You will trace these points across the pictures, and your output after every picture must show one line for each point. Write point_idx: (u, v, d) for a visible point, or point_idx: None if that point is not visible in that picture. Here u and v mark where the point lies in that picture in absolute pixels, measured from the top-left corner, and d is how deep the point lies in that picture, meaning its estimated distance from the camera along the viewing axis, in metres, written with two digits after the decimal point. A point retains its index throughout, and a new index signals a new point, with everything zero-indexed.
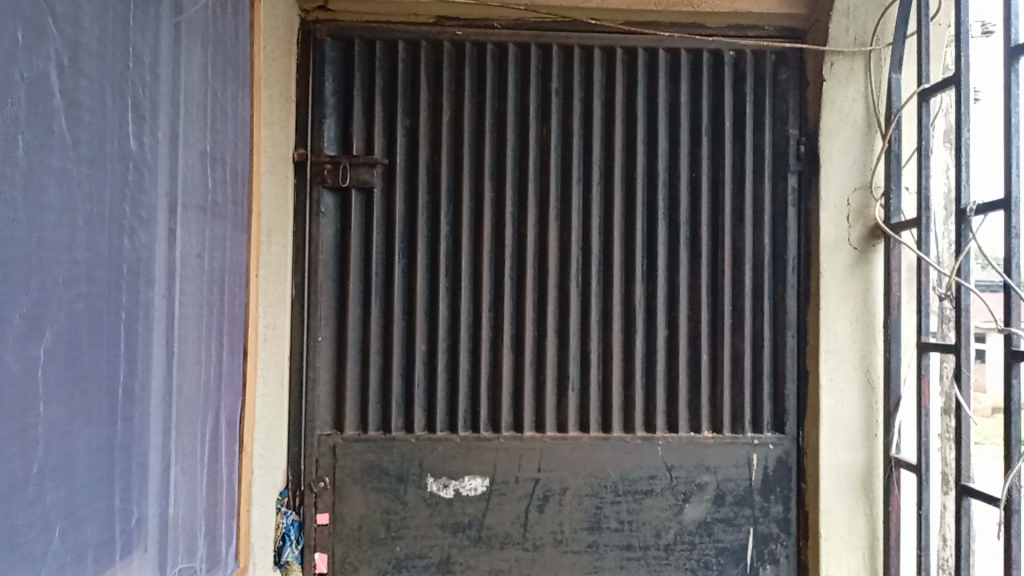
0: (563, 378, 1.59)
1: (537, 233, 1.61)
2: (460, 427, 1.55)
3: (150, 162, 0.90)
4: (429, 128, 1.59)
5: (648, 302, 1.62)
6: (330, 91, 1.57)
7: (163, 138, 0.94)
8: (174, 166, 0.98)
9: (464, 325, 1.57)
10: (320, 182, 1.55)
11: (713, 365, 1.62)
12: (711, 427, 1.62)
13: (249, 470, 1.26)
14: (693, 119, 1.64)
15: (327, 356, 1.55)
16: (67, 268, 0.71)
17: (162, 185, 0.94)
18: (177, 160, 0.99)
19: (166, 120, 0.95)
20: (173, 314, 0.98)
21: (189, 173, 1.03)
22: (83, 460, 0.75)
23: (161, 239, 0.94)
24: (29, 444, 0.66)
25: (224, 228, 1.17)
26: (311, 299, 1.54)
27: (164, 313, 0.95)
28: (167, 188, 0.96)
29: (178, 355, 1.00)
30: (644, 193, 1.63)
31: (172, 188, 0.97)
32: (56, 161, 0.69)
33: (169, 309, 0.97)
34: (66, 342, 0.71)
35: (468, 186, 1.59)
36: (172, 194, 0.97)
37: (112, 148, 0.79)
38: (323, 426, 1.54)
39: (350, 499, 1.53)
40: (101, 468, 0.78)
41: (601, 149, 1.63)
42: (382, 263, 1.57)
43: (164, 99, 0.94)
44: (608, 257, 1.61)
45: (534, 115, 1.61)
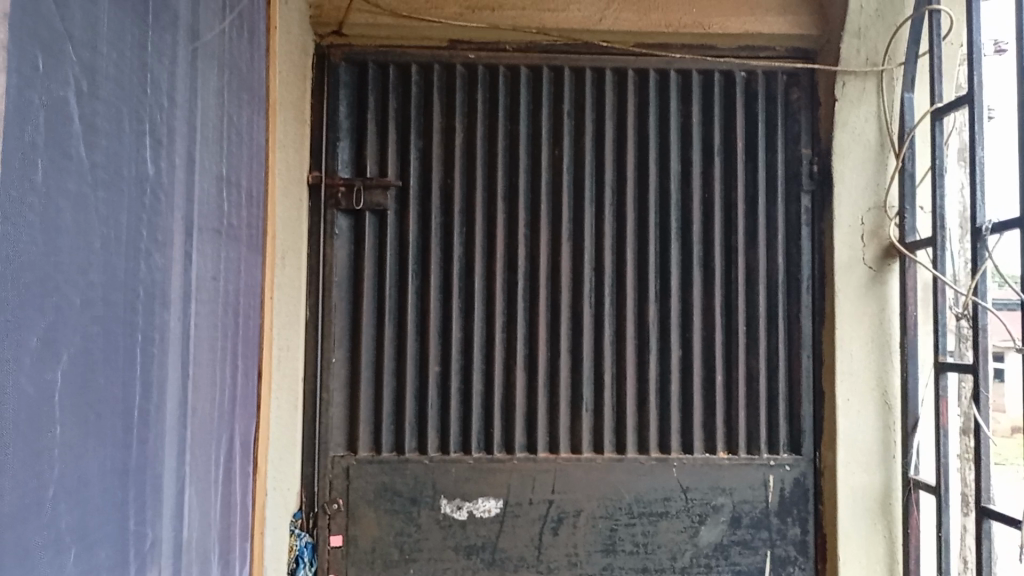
0: (576, 399, 1.58)
1: (550, 253, 1.61)
2: (473, 449, 1.55)
3: (166, 185, 0.91)
4: (442, 150, 1.60)
5: (662, 322, 1.62)
6: (344, 115, 1.59)
7: (179, 162, 0.95)
8: (190, 189, 0.99)
9: (477, 345, 1.57)
10: (334, 205, 1.56)
11: (727, 385, 1.61)
12: (726, 449, 1.60)
13: (262, 492, 1.26)
14: (704, 139, 1.65)
15: (340, 378, 1.55)
16: (83, 291, 0.72)
17: (178, 208, 0.95)
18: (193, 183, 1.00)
19: (182, 144, 0.96)
20: (188, 335, 0.99)
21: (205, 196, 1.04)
22: (98, 483, 0.75)
23: (177, 261, 0.95)
24: (45, 467, 0.66)
25: (239, 250, 1.17)
26: (325, 321, 1.55)
27: (179, 335, 0.96)
28: (182, 212, 0.97)
29: (192, 377, 1.00)
30: (656, 213, 1.63)
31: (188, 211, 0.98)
32: (73, 185, 0.70)
33: (184, 331, 0.97)
34: (81, 365, 0.72)
35: (480, 207, 1.60)
36: (188, 217, 0.98)
37: (129, 172, 0.80)
38: (336, 447, 1.53)
39: (364, 521, 1.53)
40: (116, 490, 0.79)
41: (614, 170, 1.63)
42: (396, 285, 1.57)
43: (181, 123, 0.95)
44: (621, 278, 1.61)
45: (546, 136, 1.62)
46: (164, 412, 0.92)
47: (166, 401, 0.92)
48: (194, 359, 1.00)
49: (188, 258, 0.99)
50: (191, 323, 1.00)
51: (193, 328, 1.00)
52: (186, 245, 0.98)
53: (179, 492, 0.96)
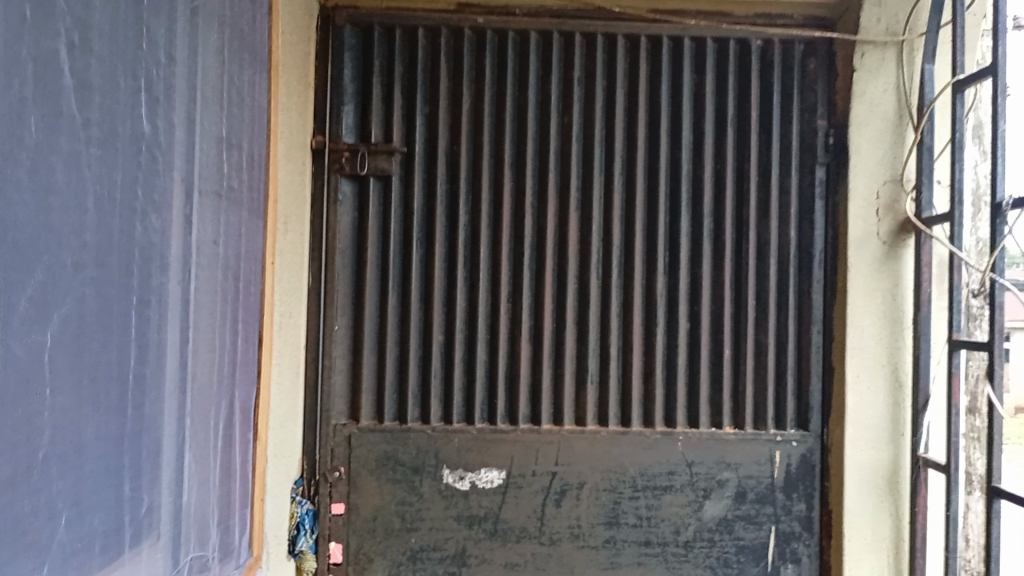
0: (582, 373, 1.56)
1: (558, 222, 1.58)
2: (477, 419, 1.53)
3: (165, 146, 0.89)
4: (449, 116, 1.56)
5: (670, 295, 1.59)
6: (349, 78, 1.55)
7: (177, 122, 0.92)
8: (190, 149, 0.97)
9: (482, 315, 1.55)
10: (337, 170, 1.53)
11: (734, 361, 1.59)
12: (733, 424, 1.59)
13: (264, 459, 1.25)
14: (717, 109, 1.61)
15: (343, 346, 1.53)
16: (75, 251, 0.70)
17: (177, 170, 0.93)
18: (193, 145, 0.98)
19: (181, 104, 0.93)
20: (185, 300, 0.97)
21: (203, 158, 1.01)
22: (91, 444, 0.73)
23: (174, 224, 0.93)
24: (37, 429, 0.65)
25: (240, 215, 1.15)
26: (327, 289, 1.52)
27: (176, 299, 0.94)
28: (181, 174, 0.95)
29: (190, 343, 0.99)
30: (667, 184, 1.60)
31: (186, 171, 0.96)
32: (64, 142, 0.67)
33: (180, 295, 0.96)
34: (75, 325, 0.70)
35: (487, 175, 1.57)
36: (187, 180, 0.96)
37: (124, 128, 0.77)
38: (339, 416, 1.52)
39: (365, 490, 1.51)
40: (110, 452, 0.77)
41: (624, 140, 1.59)
42: (400, 252, 1.55)
43: (180, 83, 0.93)
44: (630, 249, 1.58)
45: (555, 104, 1.58)
46: (162, 379, 0.90)
47: (164, 366, 0.91)
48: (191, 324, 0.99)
49: (187, 220, 0.97)
50: (188, 287, 0.98)
51: (191, 292, 0.99)
52: (184, 205, 0.96)
53: (178, 458, 0.95)
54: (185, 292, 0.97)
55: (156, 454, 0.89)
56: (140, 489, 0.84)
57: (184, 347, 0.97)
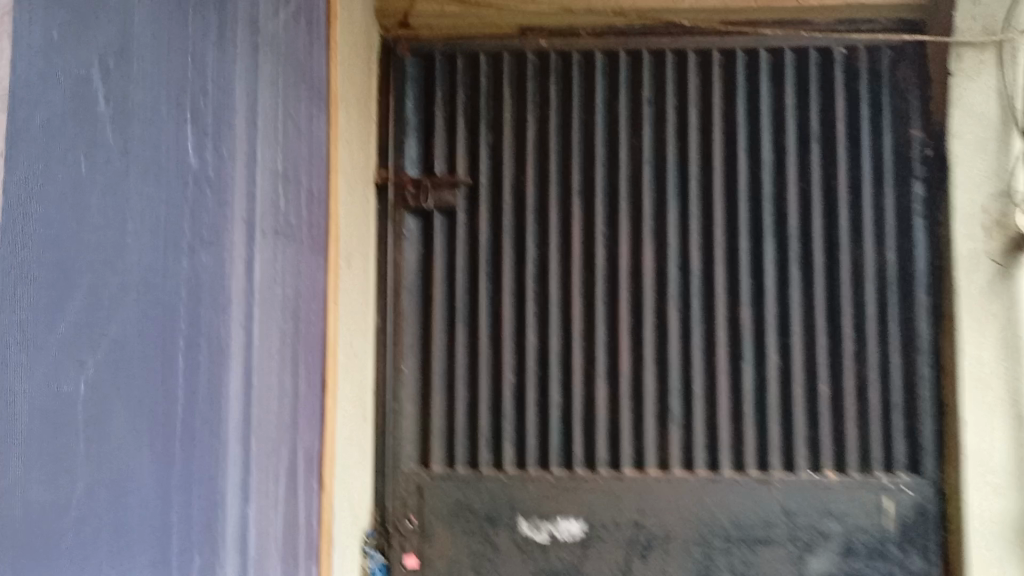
0: (664, 413, 1.45)
1: (632, 251, 1.48)
2: (552, 464, 1.44)
3: (216, 181, 0.84)
4: (514, 144, 1.50)
5: (758, 326, 1.46)
6: (411, 110, 1.51)
7: (229, 156, 0.88)
8: (245, 184, 0.93)
9: (555, 352, 1.46)
10: (401, 204, 1.48)
11: (834, 397, 1.45)
12: (835, 467, 1.44)
13: (330, 510, 1.18)
14: (802, 125, 1.49)
15: (411, 387, 1.46)
16: (115, 292, 0.64)
17: (229, 206, 0.88)
18: (249, 180, 0.94)
19: (233, 138, 0.89)
20: (238, 343, 0.91)
21: (258, 193, 0.97)
22: (138, 503, 0.67)
23: (228, 262, 0.88)
24: (72, 488, 0.59)
25: (299, 252, 1.10)
26: (394, 328, 1.46)
27: (230, 343, 0.89)
28: (236, 210, 0.90)
29: (245, 390, 0.93)
30: (751, 207, 1.48)
31: (241, 208, 0.92)
32: (101, 172, 0.62)
33: (235, 338, 0.90)
34: (114, 375, 0.64)
35: (556, 204, 1.49)
36: (243, 217, 0.92)
37: (173, 159, 0.74)
38: (408, 461, 1.44)
39: (438, 541, 1.42)
40: (157, 511, 0.71)
41: (701, 162, 1.49)
42: (468, 287, 1.48)
43: (231, 115, 0.89)
44: (712, 279, 1.47)
45: (625, 126, 1.50)
46: (214, 429, 0.84)
47: (217, 414, 0.86)
48: (246, 369, 0.93)
49: (243, 258, 0.92)
50: (242, 329, 0.92)
51: (246, 334, 0.93)
52: (239, 242, 0.91)
53: (234, 511, 0.89)
54: (239, 335, 0.92)
55: (211, 510, 0.83)
56: (192, 549, 0.78)
57: (238, 394, 0.91)
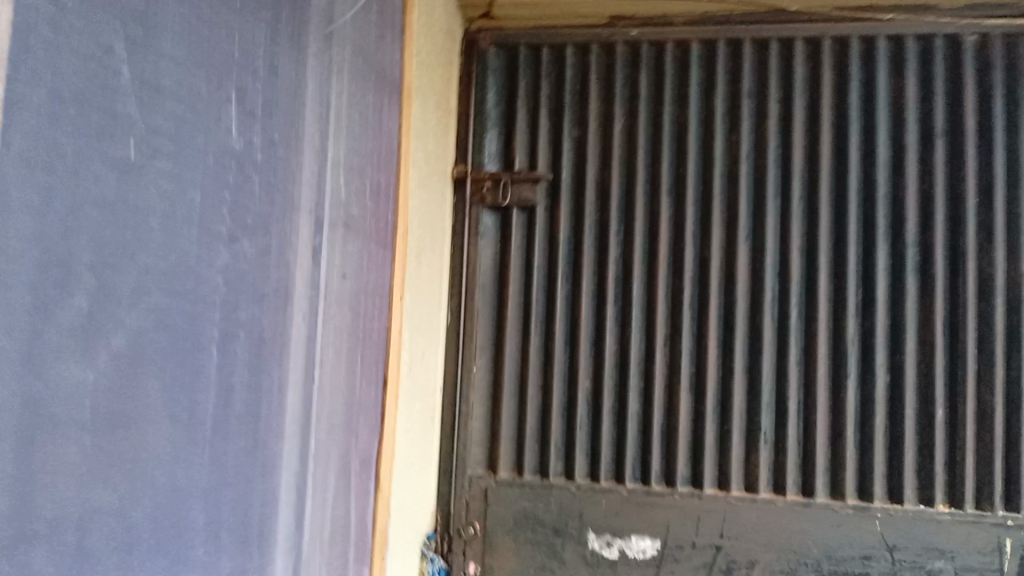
0: (752, 430, 1.33)
1: (723, 254, 1.37)
2: (628, 478, 1.35)
3: (280, 174, 0.85)
4: (599, 140, 1.42)
5: (863, 340, 1.32)
6: (492, 104, 1.45)
7: (297, 149, 0.89)
8: (314, 177, 0.93)
9: (635, 359, 1.37)
10: (479, 200, 1.43)
11: (950, 423, 1.29)
12: (948, 501, 1.28)
13: (386, 512, 1.15)
14: (923, 120, 1.34)
15: (482, 389, 1.41)
16: (137, 275, 0.62)
17: (293, 199, 0.89)
18: (318, 174, 0.94)
19: (300, 131, 0.90)
20: (298, 337, 0.91)
21: (326, 186, 0.97)
22: (167, 498, 0.67)
23: (289, 256, 0.88)
24: (87, 479, 0.58)
25: (365, 247, 1.08)
26: (467, 328, 1.41)
27: (290, 336, 0.89)
28: (302, 203, 0.91)
29: (302, 385, 0.93)
30: (861, 209, 1.34)
31: (306, 200, 0.92)
32: (123, 152, 0.60)
33: (294, 332, 0.90)
34: (134, 361, 0.62)
35: (642, 203, 1.40)
36: (309, 210, 0.93)
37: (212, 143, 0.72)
38: (476, 465, 1.39)
39: (503, 551, 1.36)
40: (190, 506, 0.70)
41: (805, 159, 1.37)
42: (545, 288, 1.41)
43: (299, 108, 0.89)
44: (813, 286, 1.34)
45: (721, 121, 1.39)
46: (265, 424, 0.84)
47: (262, 407, 0.83)
48: (306, 364, 0.93)
49: (308, 252, 0.93)
50: (302, 324, 0.92)
51: (308, 329, 0.93)
52: (305, 236, 0.92)
53: (283, 508, 0.88)
54: (299, 329, 0.92)
55: (257, 506, 0.82)
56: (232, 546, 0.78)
57: (294, 390, 0.91)
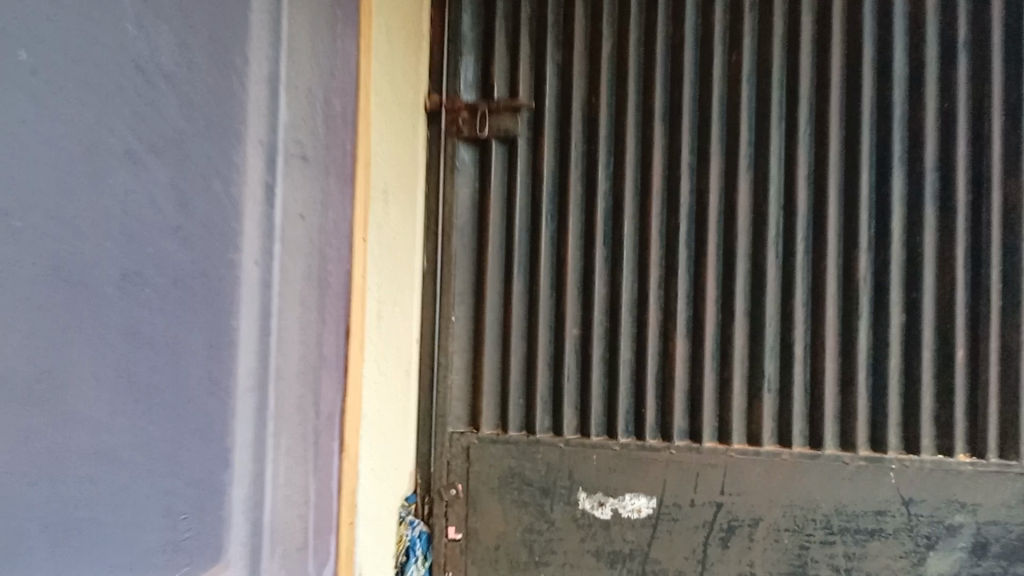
0: (754, 378, 1.23)
1: (723, 187, 1.25)
2: (620, 433, 1.24)
3: (223, 100, 0.75)
4: (586, 63, 1.28)
5: (877, 278, 1.21)
6: (468, 26, 1.30)
7: (242, 74, 0.78)
8: (264, 103, 0.82)
9: (627, 304, 1.26)
10: (455, 133, 1.29)
11: (972, 365, 1.19)
12: (968, 450, 1.18)
13: (354, 474, 1.05)
14: (944, 33, 1.21)
15: (461, 341, 1.29)
16: (99, 194, 0.57)
17: (242, 127, 0.78)
18: (270, 100, 0.83)
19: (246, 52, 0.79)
20: (248, 282, 0.81)
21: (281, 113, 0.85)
22: (143, 451, 0.63)
23: (234, 192, 0.78)
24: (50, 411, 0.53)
25: (323, 181, 0.96)
26: (444, 274, 1.29)
27: (238, 281, 0.79)
28: (251, 131, 0.80)
29: (258, 336, 0.82)
30: (875, 133, 1.22)
31: (256, 129, 0.81)
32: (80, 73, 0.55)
33: (242, 275, 0.79)
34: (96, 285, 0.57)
35: (632, 133, 1.27)
36: (259, 139, 0.82)
37: (121, 79, 0.59)
38: (456, 423, 1.29)
39: (487, 513, 1.27)
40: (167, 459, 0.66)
41: (813, 79, 1.23)
42: (528, 229, 1.28)
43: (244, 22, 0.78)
44: (821, 220, 1.22)
45: (721, 39, 1.25)
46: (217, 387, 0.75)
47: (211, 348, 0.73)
48: (261, 313, 0.83)
49: (260, 188, 0.82)
50: (254, 267, 0.82)
51: (261, 273, 0.83)
52: (255, 170, 0.81)
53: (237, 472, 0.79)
54: (250, 274, 0.81)
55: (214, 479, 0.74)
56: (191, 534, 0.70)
57: (248, 343, 0.80)
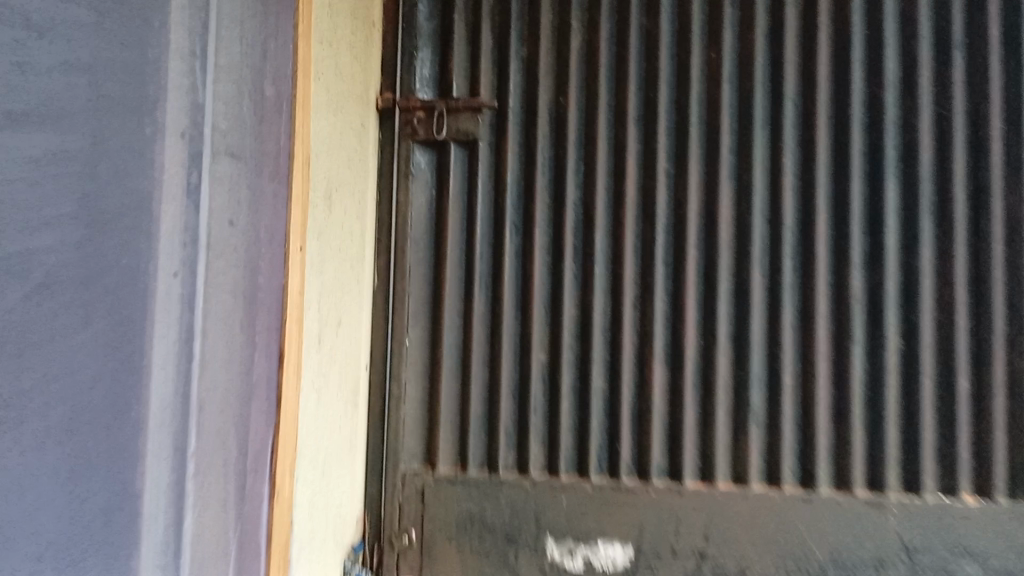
0: (740, 409, 1.11)
1: (703, 198, 1.14)
2: (592, 471, 1.12)
3: (132, 92, 0.65)
4: (553, 59, 1.17)
5: (871, 298, 1.11)
6: (424, 16, 1.18)
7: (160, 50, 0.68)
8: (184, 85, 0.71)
9: (600, 326, 1.14)
10: (410, 134, 1.17)
11: (977, 394, 1.09)
12: (975, 489, 1.08)
13: (286, 521, 0.89)
14: (938, 30, 1.12)
15: (416, 367, 1.15)
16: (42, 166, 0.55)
17: (153, 114, 0.67)
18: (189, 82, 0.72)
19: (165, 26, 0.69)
20: (164, 296, 0.69)
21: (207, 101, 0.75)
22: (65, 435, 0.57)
23: (142, 188, 0.66)
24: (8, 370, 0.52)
25: (251, 176, 0.82)
26: (397, 292, 1.15)
27: (148, 295, 0.67)
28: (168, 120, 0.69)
29: (177, 361, 0.71)
30: (865, 143, 1.12)
31: (172, 119, 0.70)
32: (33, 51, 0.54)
33: (156, 289, 0.68)
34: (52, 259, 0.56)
35: (604, 137, 1.15)
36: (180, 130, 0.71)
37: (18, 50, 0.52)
38: (410, 460, 1.14)
39: (444, 563, 1.12)
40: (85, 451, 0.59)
41: (798, 83, 1.14)
42: (491, 242, 1.16)
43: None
44: (810, 235, 1.12)
45: (699, 35, 1.15)
46: (119, 412, 0.63)
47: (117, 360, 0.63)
48: (179, 334, 0.71)
49: (179, 183, 0.71)
50: (174, 280, 0.70)
51: (184, 289, 0.72)
52: (174, 165, 0.70)
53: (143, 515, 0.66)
54: (168, 289, 0.70)
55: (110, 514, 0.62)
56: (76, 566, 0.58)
57: (161, 371, 0.69)
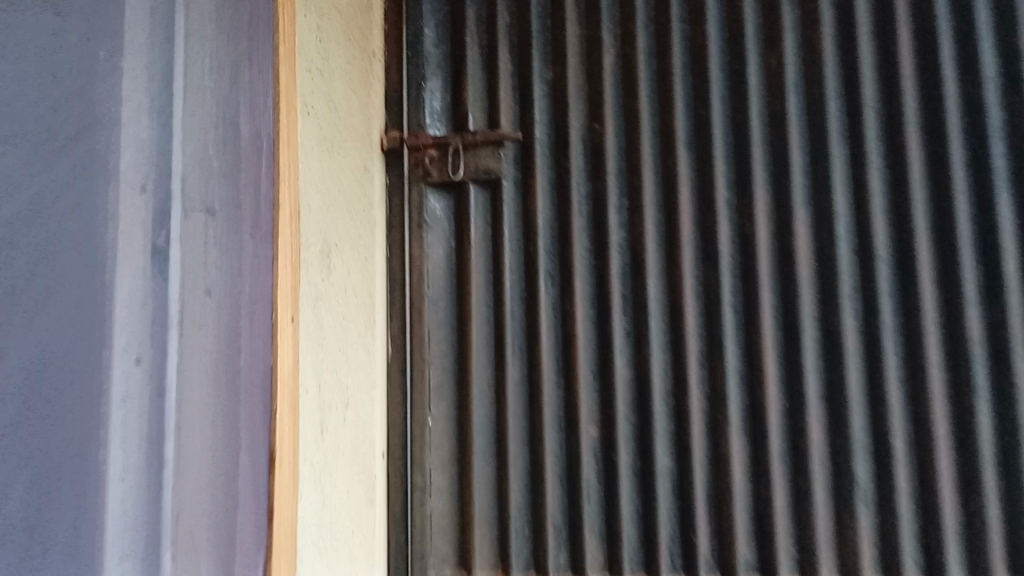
0: (841, 481, 0.92)
1: (773, 229, 0.96)
2: (666, 568, 0.92)
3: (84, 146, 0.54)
4: (584, 80, 1.01)
5: (992, 335, 0.92)
6: (432, 41, 1.03)
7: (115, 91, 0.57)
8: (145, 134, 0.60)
9: (660, 390, 0.95)
10: (421, 176, 1.01)
11: None
12: None
13: None
14: None
15: (443, 451, 0.96)
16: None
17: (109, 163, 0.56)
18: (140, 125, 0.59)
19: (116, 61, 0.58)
20: (125, 387, 0.56)
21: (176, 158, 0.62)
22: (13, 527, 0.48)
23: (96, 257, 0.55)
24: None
25: (229, 234, 0.66)
26: (416, 362, 0.98)
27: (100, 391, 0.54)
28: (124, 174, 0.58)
29: (141, 471, 0.57)
30: (966, 152, 0.95)
31: (130, 166, 0.58)
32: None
33: (112, 375, 0.55)
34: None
35: (650, 166, 0.99)
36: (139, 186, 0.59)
37: None
38: (440, 565, 0.94)
39: None
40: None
41: (877, 85, 0.97)
42: (523, 296, 0.98)
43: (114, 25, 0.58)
44: (909, 265, 0.94)
45: (753, 41, 0.99)
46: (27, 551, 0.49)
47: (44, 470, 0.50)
48: (145, 430, 0.57)
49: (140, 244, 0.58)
50: (137, 367, 0.57)
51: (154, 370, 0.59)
52: (129, 217, 0.58)
53: None
54: (132, 376, 0.57)
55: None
56: None
57: (119, 481, 0.55)
